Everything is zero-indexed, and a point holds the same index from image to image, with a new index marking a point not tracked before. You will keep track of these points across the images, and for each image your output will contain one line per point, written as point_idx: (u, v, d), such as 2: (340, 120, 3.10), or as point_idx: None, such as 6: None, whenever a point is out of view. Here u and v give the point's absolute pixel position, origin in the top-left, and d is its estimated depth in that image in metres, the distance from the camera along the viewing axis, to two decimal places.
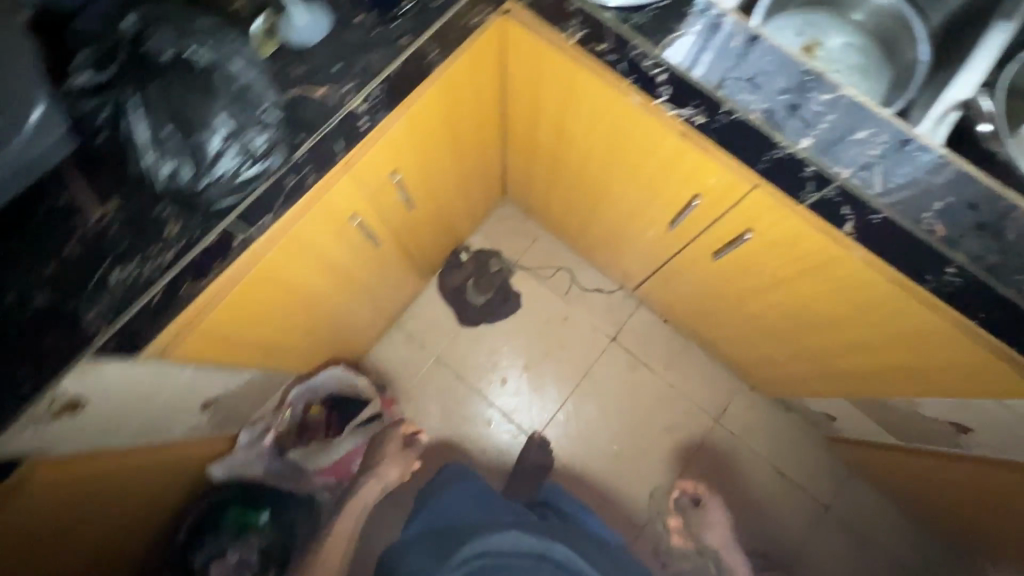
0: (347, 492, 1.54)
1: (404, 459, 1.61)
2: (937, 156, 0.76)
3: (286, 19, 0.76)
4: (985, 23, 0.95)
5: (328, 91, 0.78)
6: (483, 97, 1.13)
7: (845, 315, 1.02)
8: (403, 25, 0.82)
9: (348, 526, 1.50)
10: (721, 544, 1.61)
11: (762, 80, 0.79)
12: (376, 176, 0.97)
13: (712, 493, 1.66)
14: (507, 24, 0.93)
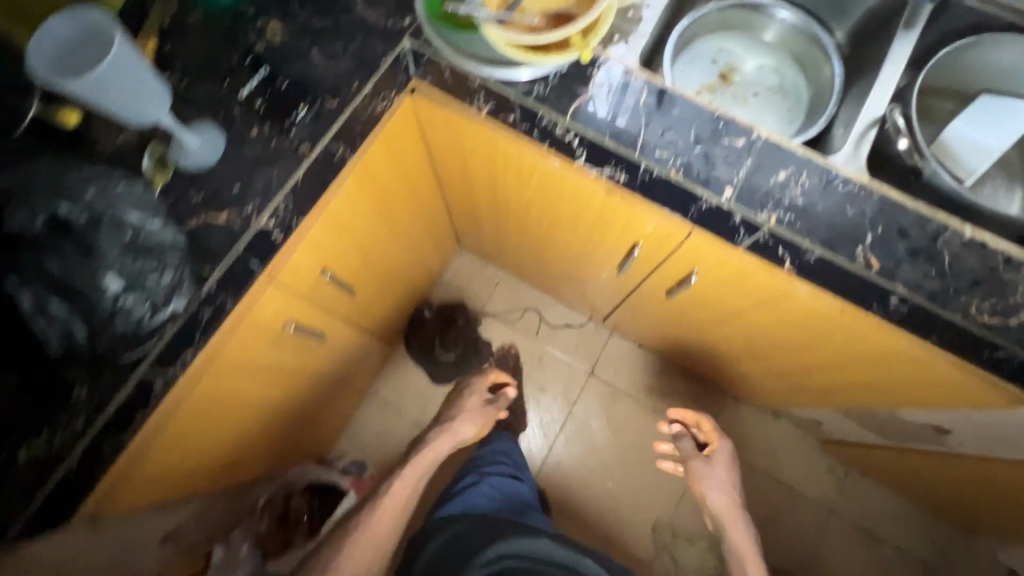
0: (419, 459, 1.16)
1: (483, 412, 1.32)
2: (858, 188, 0.75)
3: (179, 147, 0.74)
4: (889, 35, 0.95)
5: (231, 215, 0.75)
6: (409, 172, 1.09)
7: (805, 340, 1.00)
8: (300, 132, 0.78)
9: (409, 486, 1.12)
10: (724, 506, 1.18)
11: (675, 133, 0.78)
12: (305, 279, 0.93)
13: (721, 439, 1.27)
14: (414, 105, 0.87)
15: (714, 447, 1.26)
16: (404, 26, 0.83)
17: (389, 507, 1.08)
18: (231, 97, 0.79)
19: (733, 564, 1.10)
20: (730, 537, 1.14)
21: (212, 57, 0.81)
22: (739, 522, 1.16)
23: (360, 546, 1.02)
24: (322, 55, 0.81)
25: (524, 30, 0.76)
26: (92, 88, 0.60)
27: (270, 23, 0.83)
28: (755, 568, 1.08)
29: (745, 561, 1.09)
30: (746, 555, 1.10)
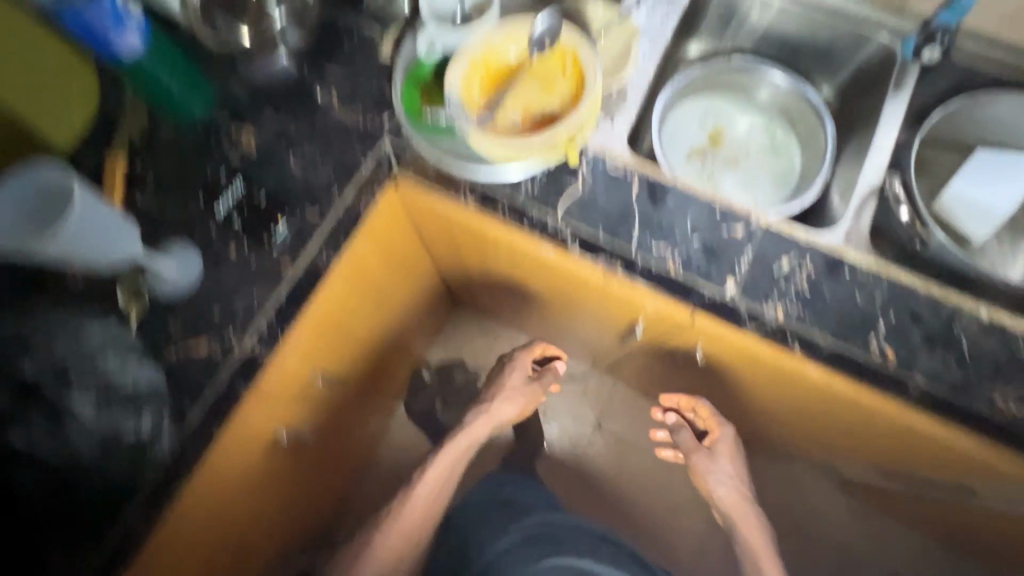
0: (453, 445, 1.03)
1: (528, 391, 1.09)
2: (866, 272, 0.73)
3: (156, 276, 0.71)
4: (878, 95, 0.93)
5: (213, 343, 0.71)
6: (405, 264, 1.02)
7: (817, 423, 0.95)
8: (281, 249, 0.75)
9: (446, 469, 1.02)
10: (731, 501, 1.00)
11: (672, 225, 0.75)
12: (297, 390, 0.87)
13: (722, 429, 1.02)
14: (395, 192, 0.81)
15: (714, 437, 1.02)
16: (382, 125, 0.80)
17: (426, 491, 0.99)
18: (206, 216, 0.75)
19: (747, 564, 0.95)
20: (739, 538, 0.98)
21: (186, 177, 0.76)
22: (762, 532, 0.98)
23: (389, 539, 0.94)
24: (299, 162, 0.78)
25: (506, 133, 0.75)
26: (79, 243, 0.59)
27: (244, 134, 0.80)
28: (770, 565, 0.93)
29: (755, 556, 0.95)
30: (758, 551, 0.95)
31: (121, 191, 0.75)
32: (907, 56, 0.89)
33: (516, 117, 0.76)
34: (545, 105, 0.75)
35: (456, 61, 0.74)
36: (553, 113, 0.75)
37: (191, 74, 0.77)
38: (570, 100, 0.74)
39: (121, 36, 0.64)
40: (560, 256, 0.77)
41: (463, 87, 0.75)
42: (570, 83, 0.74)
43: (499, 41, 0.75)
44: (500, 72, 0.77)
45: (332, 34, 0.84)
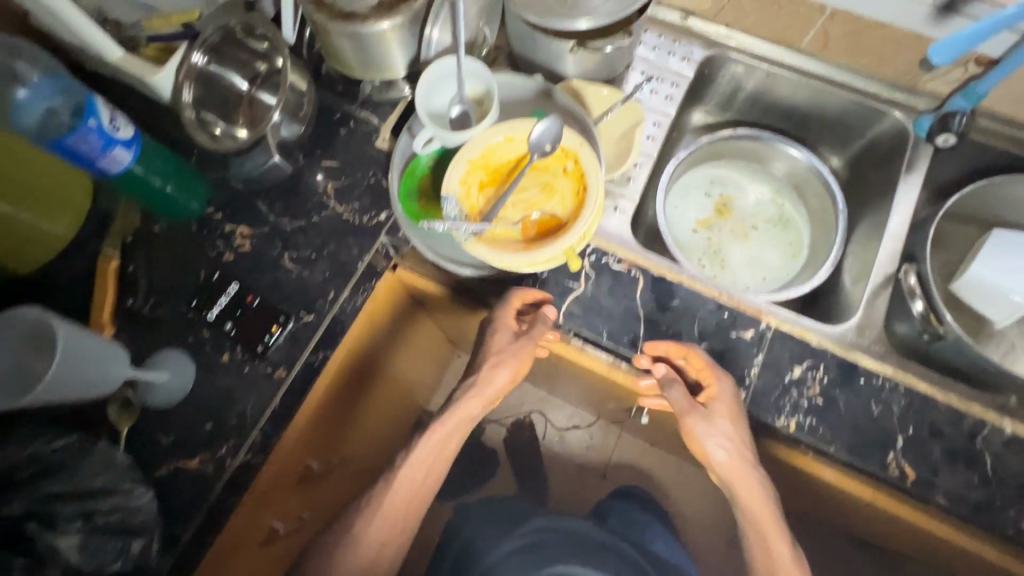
0: (444, 418, 0.79)
1: (518, 350, 0.75)
2: (883, 380, 0.70)
3: (146, 385, 0.69)
4: (891, 173, 0.90)
5: (205, 456, 0.69)
6: (413, 334, 0.97)
7: (826, 511, 0.92)
8: (274, 354, 0.73)
9: (441, 455, 0.79)
10: (729, 468, 0.71)
11: (679, 329, 0.73)
12: (297, 494, 0.82)
13: (721, 383, 0.69)
14: (396, 277, 0.82)
15: (710, 394, 0.70)
16: (380, 221, 0.78)
17: (419, 479, 0.77)
18: (199, 319, 0.74)
19: (755, 545, 0.73)
20: (741, 517, 0.74)
21: (179, 277, 0.76)
22: (774, 518, 0.72)
23: (376, 524, 0.75)
24: (294, 260, 0.77)
25: (507, 236, 0.71)
26: (65, 386, 0.57)
27: (238, 228, 0.78)
28: (783, 552, 0.71)
29: (765, 535, 0.72)
30: (766, 526, 0.72)
31: (114, 293, 0.74)
32: (920, 135, 0.86)
33: (517, 217, 0.73)
34: (546, 205, 0.73)
35: (453, 161, 0.71)
36: (555, 214, 0.72)
37: (184, 171, 0.76)
38: (573, 201, 0.72)
39: (106, 156, 0.61)
40: (562, 346, 0.76)
41: (461, 188, 0.72)
42: (572, 182, 0.72)
43: (498, 139, 0.73)
44: (499, 169, 0.74)
45: (329, 125, 0.82)
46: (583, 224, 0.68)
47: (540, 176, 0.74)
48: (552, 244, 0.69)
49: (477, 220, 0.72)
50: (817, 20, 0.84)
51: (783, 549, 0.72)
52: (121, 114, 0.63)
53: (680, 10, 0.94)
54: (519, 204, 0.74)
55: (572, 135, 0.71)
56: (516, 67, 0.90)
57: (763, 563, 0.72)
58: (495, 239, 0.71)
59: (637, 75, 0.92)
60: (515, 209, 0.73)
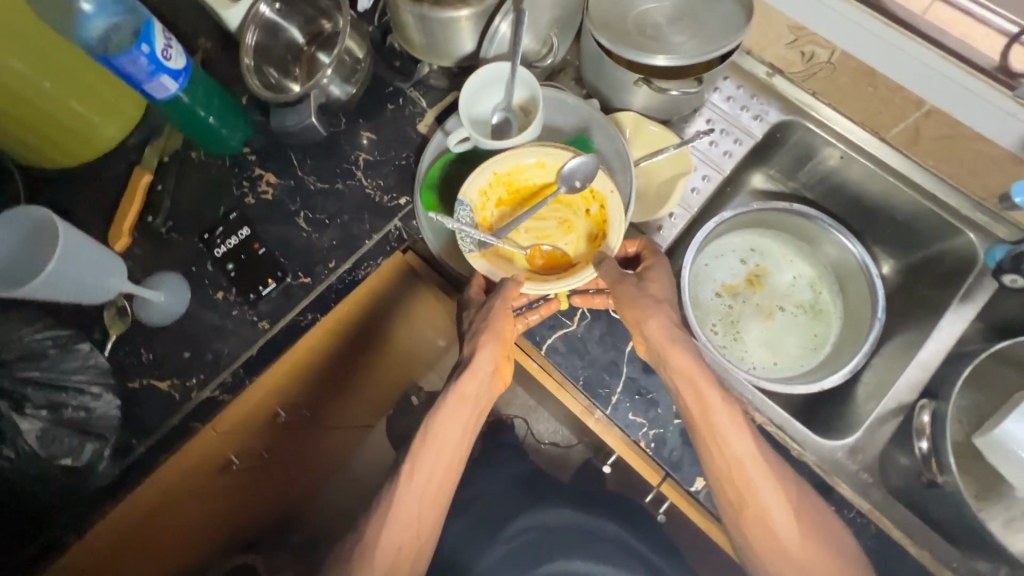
0: (447, 404, 0.69)
1: (492, 324, 0.67)
2: (853, 514, 0.69)
3: (143, 302, 0.73)
4: (942, 298, 0.83)
5: (174, 381, 0.72)
6: (412, 322, 0.96)
7: None
8: (266, 307, 0.75)
9: (451, 442, 0.69)
10: (656, 327, 0.65)
11: (661, 397, 0.69)
12: (256, 425, 0.82)
13: (658, 257, 0.71)
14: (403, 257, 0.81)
15: (647, 266, 0.71)
16: (399, 205, 0.79)
17: (435, 465, 0.69)
18: (207, 253, 0.76)
19: (694, 410, 0.64)
20: (672, 382, 0.65)
21: (201, 207, 0.79)
22: (705, 375, 0.64)
23: (396, 516, 0.67)
24: (308, 221, 0.78)
25: (511, 258, 0.72)
26: (57, 286, 0.60)
27: (266, 175, 0.80)
28: (723, 414, 0.63)
29: (697, 386, 0.63)
30: (702, 387, 0.63)
31: (139, 208, 0.78)
32: (989, 264, 0.78)
33: (527, 243, 0.74)
34: (559, 240, 0.74)
35: (479, 170, 0.69)
36: (565, 253, 0.73)
37: (229, 108, 0.78)
38: (585, 245, 0.72)
39: (152, 81, 0.64)
40: (540, 374, 0.77)
41: (478, 198, 0.71)
42: (591, 226, 0.72)
43: (529, 161, 0.71)
44: (521, 188, 0.73)
45: (379, 97, 0.83)
46: (591, 273, 0.66)
47: (560, 209, 0.74)
48: (555, 283, 0.67)
49: (486, 233, 0.72)
50: (909, 114, 0.79)
51: (725, 417, 0.63)
52: (175, 44, 0.64)
53: (769, 65, 0.88)
54: (533, 230, 0.74)
55: (608, 182, 0.69)
56: (580, 84, 0.89)
57: (705, 427, 0.63)
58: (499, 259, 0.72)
59: (701, 122, 0.88)
60: (527, 234, 0.74)
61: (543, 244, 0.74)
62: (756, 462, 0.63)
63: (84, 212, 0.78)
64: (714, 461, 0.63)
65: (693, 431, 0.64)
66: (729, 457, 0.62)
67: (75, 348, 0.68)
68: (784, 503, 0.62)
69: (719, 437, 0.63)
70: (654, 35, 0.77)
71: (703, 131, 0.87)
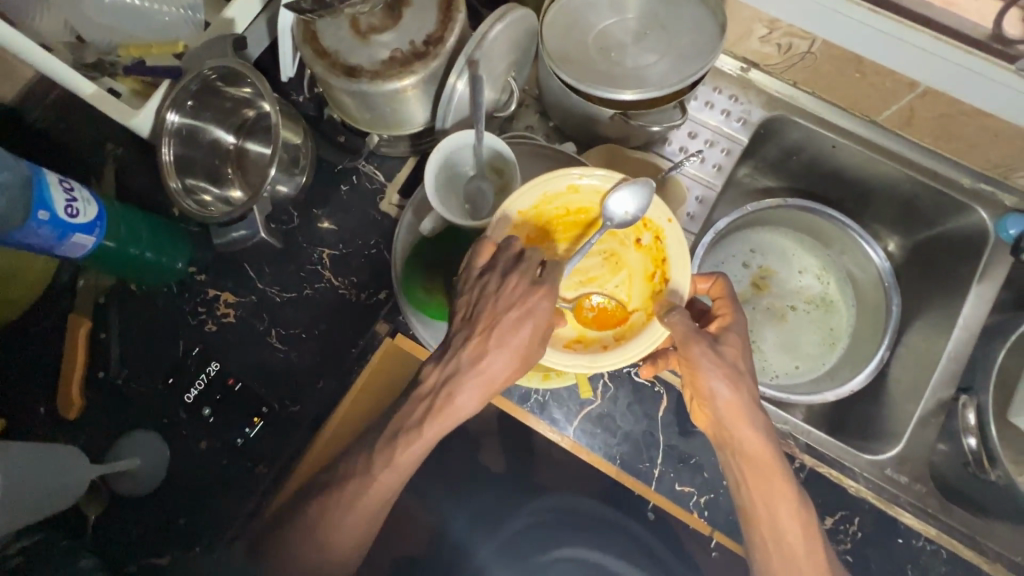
0: (352, 486, 0.57)
1: (527, 354, 0.55)
2: (924, 542, 0.68)
3: (118, 474, 0.65)
4: (955, 277, 0.80)
5: (173, 554, 0.64)
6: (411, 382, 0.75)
7: None
8: (258, 451, 0.66)
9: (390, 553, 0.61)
10: (729, 407, 0.57)
11: (702, 460, 0.65)
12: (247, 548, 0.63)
13: (737, 313, 0.60)
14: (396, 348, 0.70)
15: (722, 324, 0.60)
16: (379, 300, 0.71)
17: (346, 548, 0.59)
18: (174, 401, 0.67)
19: (755, 495, 0.59)
20: (733, 463, 0.59)
21: (156, 347, 0.69)
22: (776, 467, 0.58)
23: None
24: (281, 338, 0.70)
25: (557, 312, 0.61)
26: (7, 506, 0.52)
27: (222, 295, 0.71)
28: (787, 512, 0.58)
29: (765, 472, 0.58)
30: (770, 473, 0.58)
31: (85, 364, 0.68)
32: (1003, 239, 0.75)
33: (573, 292, 0.62)
34: (608, 282, 0.62)
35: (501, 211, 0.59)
36: (619, 298, 0.61)
37: (160, 232, 0.68)
38: (641, 284, 0.61)
39: (65, 244, 0.54)
40: (571, 448, 0.66)
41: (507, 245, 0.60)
42: (644, 260, 0.61)
43: (559, 188, 0.60)
44: (552, 221, 0.62)
45: (329, 180, 0.74)
46: (664, 330, 0.56)
47: (604, 240, 0.63)
48: (615, 351, 0.57)
49: None
50: (902, 96, 0.73)
51: (789, 515, 0.58)
52: (81, 192, 0.55)
53: (741, 59, 0.81)
54: (575, 273, 0.63)
55: (661, 206, 0.59)
56: (544, 117, 0.81)
57: (764, 519, 0.59)
58: None
59: (683, 136, 0.82)
60: (570, 280, 0.63)
61: (591, 291, 0.62)
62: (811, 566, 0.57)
63: (23, 381, 0.68)
64: (766, 554, 0.59)
65: (747, 516, 0.60)
66: (786, 550, 0.58)
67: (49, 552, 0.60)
68: None
69: (774, 530, 0.58)
70: (621, 60, 0.69)
71: (688, 149, 0.81)
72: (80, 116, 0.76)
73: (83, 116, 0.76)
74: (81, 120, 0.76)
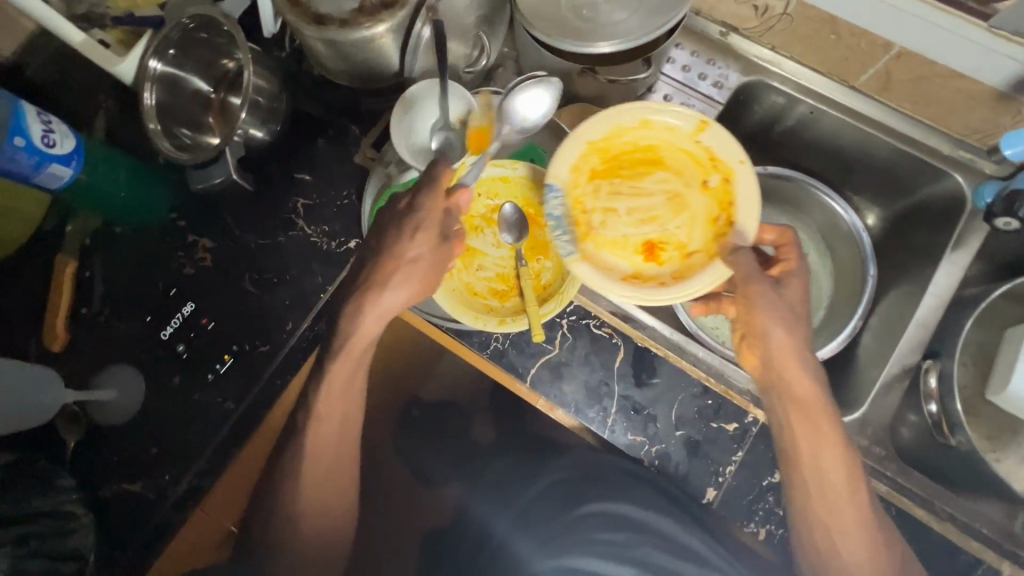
0: None
1: (438, 262, 0.64)
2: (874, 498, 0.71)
3: (99, 404, 0.69)
4: (932, 247, 0.79)
5: (147, 482, 0.68)
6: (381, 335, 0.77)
7: None
8: (228, 389, 0.69)
9: None
10: (781, 347, 0.63)
11: (654, 410, 0.67)
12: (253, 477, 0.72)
13: (800, 262, 0.66)
14: None
15: (785, 269, 0.65)
16: (349, 249, 0.73)
17: (325, 463, 0.66)
18: (151, 338, 0.70)
19: (800, 435, 0.62)
20: (780, 405, 0.63)
21: (136, 286, 0.72)
22: (823, 410, 0.62)
23: None
24: (255, 283, 0.72)
25: (617, 246, 0.66)
26: None
27: (201, 241, 0.74)
28: (830, 453, 0.61)
29: (811, 412, 0.62)
30: (816, 415, 0.62)
31: (70, 302, 0.71)
32: (980, 207, 0.74)
33: (634, 228, 0.67)
34: (669, 222, 0.67)
35: (571, 141, 0.64)
36: (679, 238, 0.66)
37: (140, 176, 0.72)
38: (703, 227, 0.66)
39: (42, 173, 0.64)
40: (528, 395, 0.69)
41: (570, 176, 0.65)
42: (708, 204, 0.66)
43: (631, 123, 0.66)
44: (618, 157, 0.67)
45: (306, 132, 0.76)
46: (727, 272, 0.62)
47: (669, 181, 0.68)
48: (674, 288, 0.62)
49: (583, 217, 0.66)
50: (879, 58, 0.72)
51: (832, 456, 0.61)
52: (56, 127, 0.65)
53: (721, 23, 0.81)
54: (638, 211, 0.68)
55: (734, 149, 0.64)
56: (521, 78, 0.82)
57: (808, 457, 0.61)
58: (600, 250, 0.65)
59: (659, 98, 0.83)
60: (631, 217, 0.67)
61: (651, 228, 0.67)
62: (850, 503, 0.60)
63: (14, 316, 0.72)
64: (805, 491, 0.61)
65: (790, 456, 0.62)
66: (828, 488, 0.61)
67: (29, 472, 0.63)
68: (859, 545, 0.60)
69: (816, 469, 0.61)
70: (593, 17, 0.69)
71: None
72: (74, 68, 0.79)
73: (76, 68, 0.79)
74: (73, 72, 0.79)
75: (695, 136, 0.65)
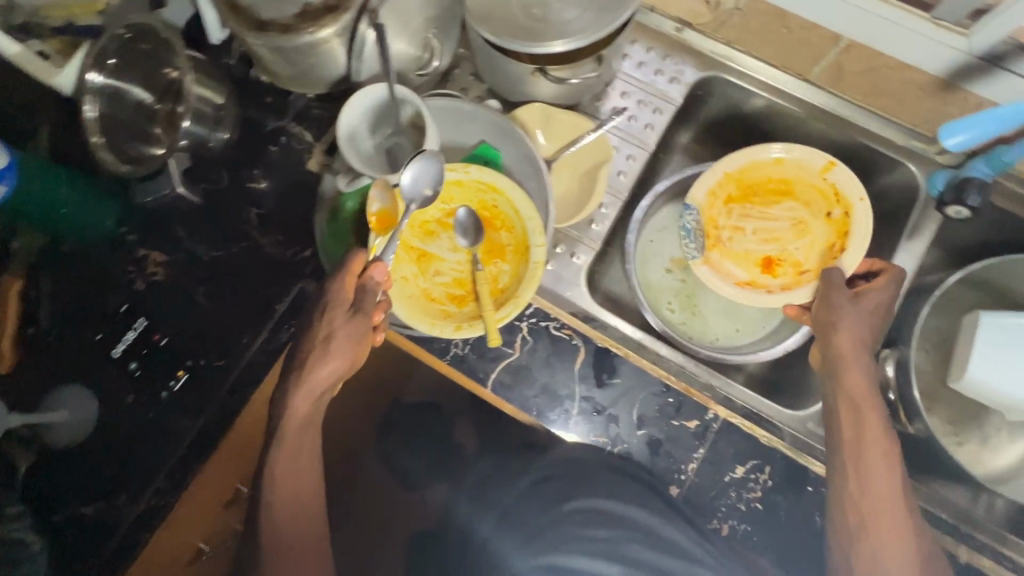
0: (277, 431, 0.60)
1: (355, 334, 0.59)
2: None
3: (50, 425, 0.67)
4: (890, 235, 0.80)
5: (103, 503, 0.66)
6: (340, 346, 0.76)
7: None
8: (184, 405, 0.68)
9: (311, 497, 0.61)
10: (844, 342, 0.62)
11: (615, 409, 0.68)
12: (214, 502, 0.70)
13: (892, 287, 0.65)
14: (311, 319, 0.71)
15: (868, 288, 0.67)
16: (304, 258, 0.72)
17: (281, 498, 0.59)
18: (103, 357, 0.68)
19: (848, 427, 0.61)
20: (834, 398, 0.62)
21: (84, 305, 0.70)
22: (877, 408, 0.61)
23: None
24: (209, 296, 0.71)
25: (740, 258, 0.76)
26: None
27: (152, 255, 0.72)
28: (879, 451, 0.59)
29: (862, 407, 0.61)
30: (868, 411, 0.61)
31: (17, 321, 0.69)
32: (932, 195, 0.73)
33: (758, 245, 0.76)
34: (790, 243, 0.75)
35: (711, 170, 0.76)
36: (797, 257, 0.74)
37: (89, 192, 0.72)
38: (820, 252, 0.73)
39: None
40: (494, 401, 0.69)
41: (706, 199, 0.76)
42: (829, 232, 0.73)
43: (765, 158, 0.75)
44: (754, 186, 0.77)
45: (258, 140, 0.75)
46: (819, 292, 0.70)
47: (796, 209, 0.76)
48: (779, 294, 0.71)
49: (712, 232, 0.76)
50: (828, 51, 0.74)
51: (878, 456, 0.59)
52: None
53: (675, 20, 0.81)
54: (764, 232, 0.76)
55: (857, 186, 0.72)
56: (477, 79, 0.81)
57: (853, 449, 0.60)
58: (722, 258, 0.76)
59: (616, 96, 0.82)
60: (756, 236, 0.76)
61: (773, 248, 0.75)
62: (890, 503, 0.58)
63: None
64: (846, 486, 0.59)
65: (838, 449, 0.61)
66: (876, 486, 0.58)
67: None
68: (897, 546, 0.57)
69: (865, 466, 0.59)
70: (542, 15, 0.68)
71: (619, 110, 0.81)
72: (15, 80, 0.77)
73: (17, 80, 0.77)
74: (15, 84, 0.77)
75: (823, 174, 0.73)
